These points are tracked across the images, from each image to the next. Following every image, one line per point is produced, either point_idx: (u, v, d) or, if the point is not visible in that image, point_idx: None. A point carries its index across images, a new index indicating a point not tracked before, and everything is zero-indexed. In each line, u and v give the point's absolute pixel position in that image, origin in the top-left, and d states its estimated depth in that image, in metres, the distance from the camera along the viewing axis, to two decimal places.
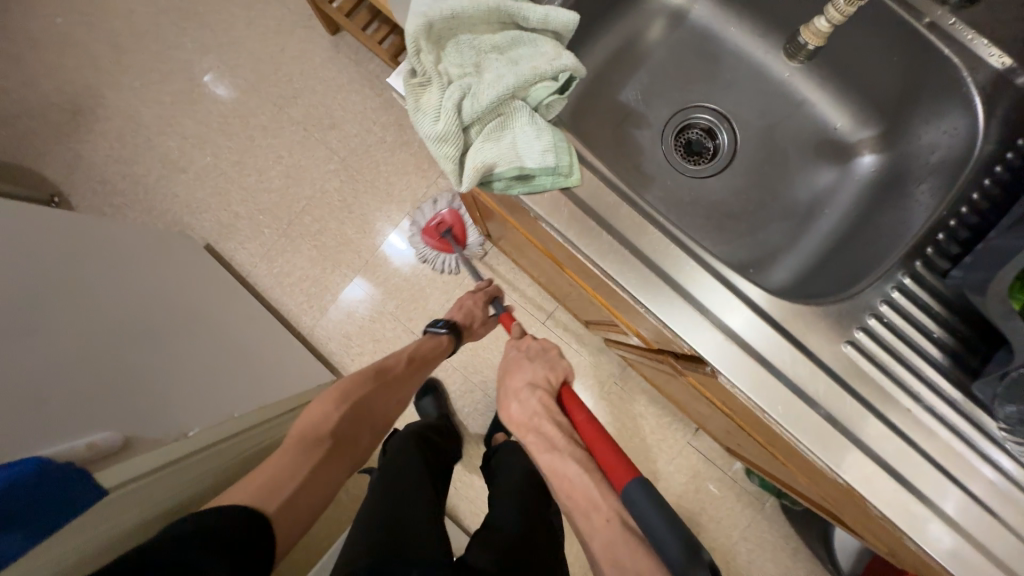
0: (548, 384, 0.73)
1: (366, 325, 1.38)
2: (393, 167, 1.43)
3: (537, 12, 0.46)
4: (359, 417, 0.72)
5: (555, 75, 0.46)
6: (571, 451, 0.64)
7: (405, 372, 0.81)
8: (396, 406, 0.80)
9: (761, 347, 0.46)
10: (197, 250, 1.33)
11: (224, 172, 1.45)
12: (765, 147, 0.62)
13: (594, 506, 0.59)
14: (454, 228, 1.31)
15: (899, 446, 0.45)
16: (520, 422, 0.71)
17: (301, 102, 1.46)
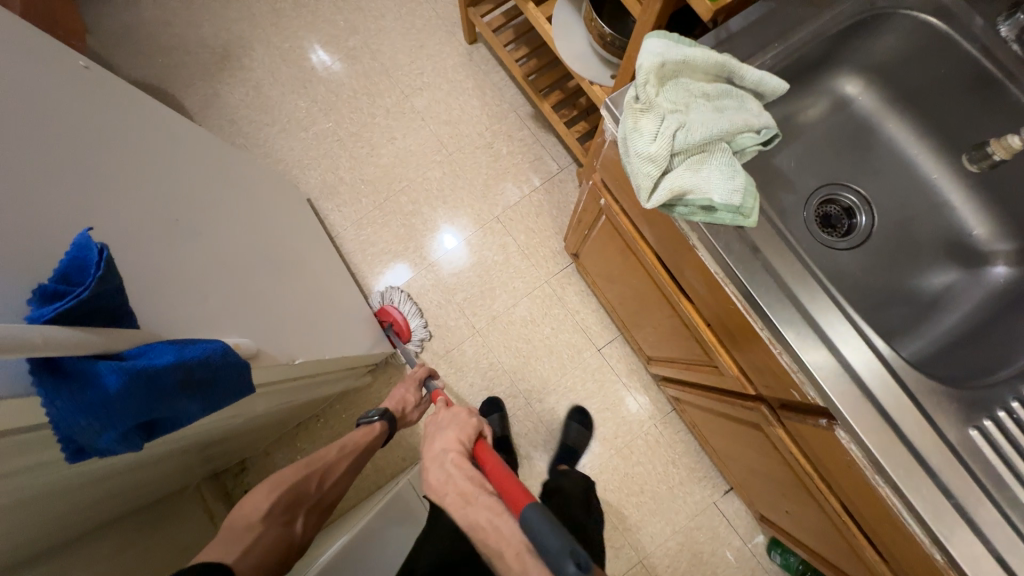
0: (461, 447, 0.72)
1: (432, 309, 1.44)
2: (493, 172, 1.52)
3: (754, 75, 0.53)
4: (294, 504, 0.79)
5: (759, 130, 0.52)
6: (479, 497, 0.61)
7: (335, 458, 0.89)
8: (332, 492, 0.87)
9: (894, 412, 0.50)
10: (302, 201, 1.42)
11: (340, 139, 1.56)
12: (900, 236, 0.67)
13: (501, 539, 0.55)
14: (394, 324, 1.39)
15: (1012, 538, 0.47)
16: (436, 486, 0.66)
17: (425, 94, 1.58)
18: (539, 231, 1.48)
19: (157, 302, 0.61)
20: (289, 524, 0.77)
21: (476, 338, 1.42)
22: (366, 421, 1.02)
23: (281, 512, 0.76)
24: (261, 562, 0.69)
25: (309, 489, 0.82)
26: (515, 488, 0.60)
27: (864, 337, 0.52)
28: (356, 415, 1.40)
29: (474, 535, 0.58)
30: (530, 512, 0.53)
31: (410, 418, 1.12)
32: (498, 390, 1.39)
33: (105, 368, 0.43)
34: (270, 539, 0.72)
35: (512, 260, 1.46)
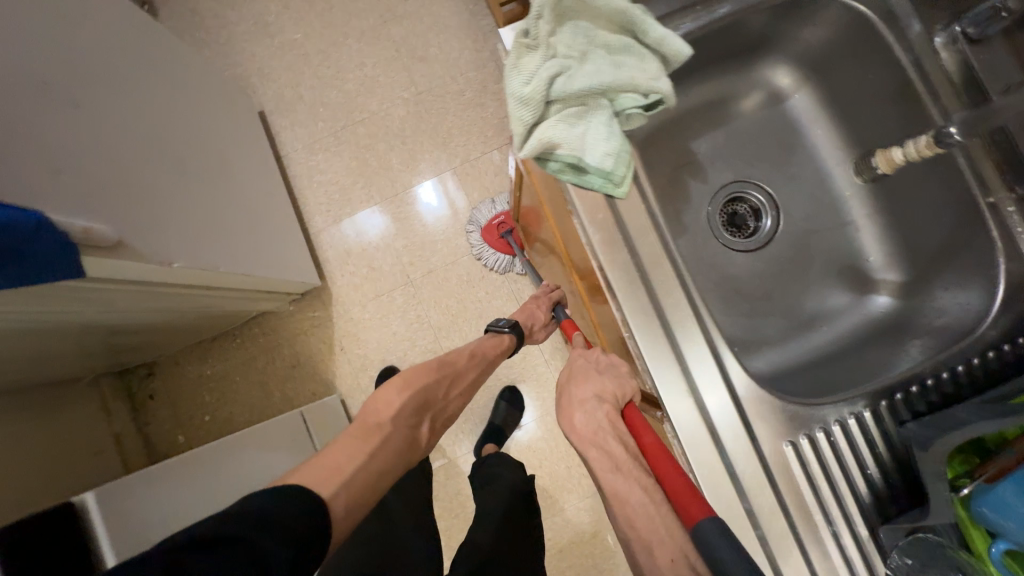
0: (616, 399, 0.55)
1: (370, 250, 1.40)
2: (460, 121, 1.45)
3: (657, 32, 0.48)
4: (421, 407, 0.75)
5: (646, 92, 0.48)
6: (637, 472, 0.48)
7: (465, 367, 0.83)
8: (456, 402, 0.82)
9: (713, 410, 0.49)
10: (251, 112, 1.35)
11: (306, 54, 1.46)
12: (796, 248, 0.65)
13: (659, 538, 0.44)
14: (515, 230, 1.34)
15: (794, 555, 0.47)
16: (582, 435, 0.52)
17: (405, 24, 1.47)
18: (494, 192, 1.42)
19: (6, 159, 0.55)
20: (415, 428, 0.73)
21: (409, 288, 1.39)
22: (495, 325, 0.93)
23: (409, 415, 0.72)
24: (381, 472, 0.64)
25: (438, 396, 0.78)
26: (682, 481, 0.45)
27: (705, 335, 0.50)
28: (273, 341, 1.38)
29: (621, 513, 0.46)
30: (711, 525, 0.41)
31: (534, 340, 0.98)
32: (420, 344, 1.37)
33: None
34: (393, 453, 0.67)
35: (460, 217, 1.42)
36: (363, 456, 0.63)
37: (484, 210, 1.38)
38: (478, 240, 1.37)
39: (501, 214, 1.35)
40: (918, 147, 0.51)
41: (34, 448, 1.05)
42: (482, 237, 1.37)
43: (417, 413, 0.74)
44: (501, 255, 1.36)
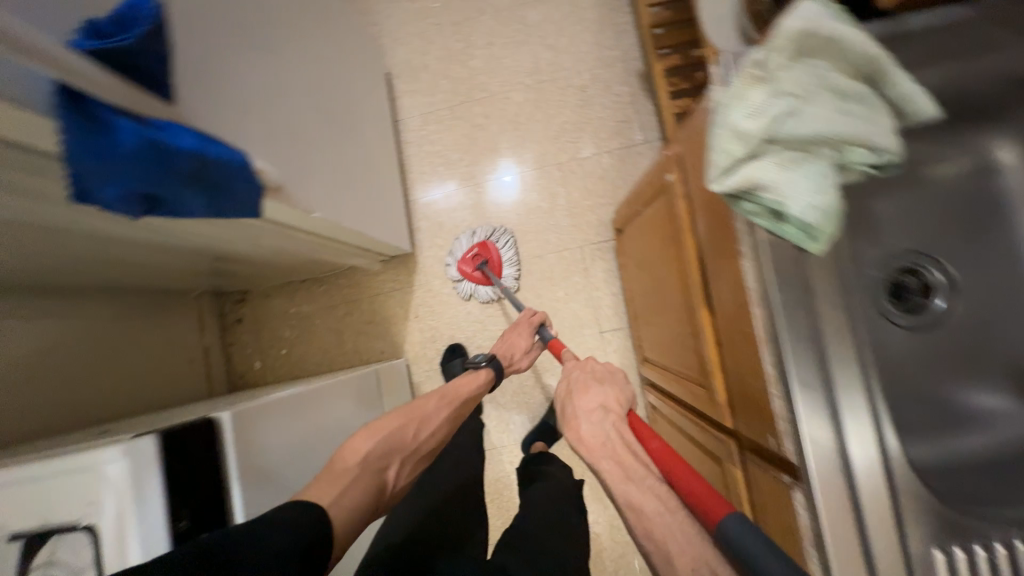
0: (618, 409, 0.66)
1: (461, 228, 1.42)
2: (576, 117, 1.42)
3: (901, 88, 0.45)
4: (390, 450, 0.78)
5: (873, 150, 0.45)
6: (649, 484, 0.53)
7: (433, 408, 0.88)
8: (429, 442, 0.86)
9: (864, 494, 0.46)
10: (379, 74, 1.39)
11: (439, 24, 1.47)
12: (967, 337, 0.59)
13: (673, 540, 0.47)
14: (490, 263, 1.33)
15: None
16: (590, 443, 0.60)
17: (541, 9, 1.45)
18: (594, 195, 1.40)
19: (217, 97, 0.60)
20: (381, 472, 0.75)
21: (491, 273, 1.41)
22: (473, 364, 1.02)
23: (376, 459, 0.75)
24: (356, 509, 0.67)
25: (407, 438, 0.81)
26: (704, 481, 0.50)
27: (871, 412, 0.48)
28: (355, 293, 1.44)
29: (635, 519, 0.51)
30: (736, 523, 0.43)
31: (518, 365, 1.13)
32: (490, 329, 1.39)
33: (126, 126, 0.43)
34: (369, 488, 0.71)
35: (555, 214, 1.40)
36: (338, 492, 0.66)
37: (461, 242, 1.39)
38: (455, 274, 1.37)
39: (475, 247, 1.35)
40: None
41: (124, 348, 1.14)
42: (457, 270, 1.36)
43: (386, 456, 0.77)
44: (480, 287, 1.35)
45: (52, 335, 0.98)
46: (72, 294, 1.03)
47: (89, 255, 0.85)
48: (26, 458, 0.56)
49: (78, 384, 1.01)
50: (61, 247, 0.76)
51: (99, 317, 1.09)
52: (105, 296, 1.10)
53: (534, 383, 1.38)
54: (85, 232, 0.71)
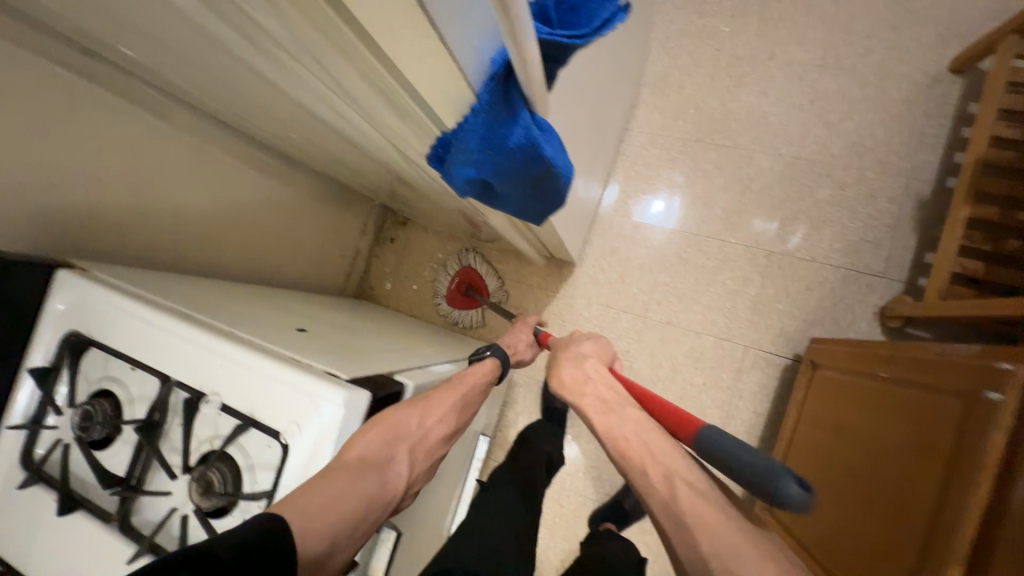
0: (603, 360, 0.71)
1: (630, 261, 1.33)
2: (816, 212, 1.23)
3: None
4: (393, 437, 0.55)
5: None
6: (630, 414, 0.59)
7: (437, 393, 0.65)
8: (438, 430, 0.62)
9: None
10: (634, 78, 1.30)
11: (717, 50, 1.33)
12: None
13: (654, 462, 0.54)
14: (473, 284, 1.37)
15: None
16: (568, 385, 0.66)
17: (841, 80, 1.24)
18: (792, 302, 1.22)
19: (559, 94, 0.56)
20: (387, 465, 0.53)
21: (638, 321, 1.31)
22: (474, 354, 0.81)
23: (375, 452, 0.53)
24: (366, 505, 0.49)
25: (411, 427, 0.58)
26: (673, 406, 0.59)
27: None
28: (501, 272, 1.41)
29: (612, 443, 0.58)
30: (712, 430, 0.52)
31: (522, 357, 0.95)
32: None
33: (522, 122, 0.40)
34: (379, 495, 0.51)
35: (737, 300, 1.25)
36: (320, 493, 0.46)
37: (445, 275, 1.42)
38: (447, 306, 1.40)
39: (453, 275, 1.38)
40: None
41: (305, 226, 1.22)
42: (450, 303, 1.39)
43: (390, 444, 0.55)
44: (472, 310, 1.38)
45: (269, 195, 1.06)
46: (295, 164, 1.10)
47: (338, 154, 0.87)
48: (246, 338, 0.59)
49: (268, 242, 1.11)
50: (327, 144, 0.78)
51: (303, 194, 1.16)
52: (314, 176, 1.17)
53: None
54: (355, 144, 0.71)
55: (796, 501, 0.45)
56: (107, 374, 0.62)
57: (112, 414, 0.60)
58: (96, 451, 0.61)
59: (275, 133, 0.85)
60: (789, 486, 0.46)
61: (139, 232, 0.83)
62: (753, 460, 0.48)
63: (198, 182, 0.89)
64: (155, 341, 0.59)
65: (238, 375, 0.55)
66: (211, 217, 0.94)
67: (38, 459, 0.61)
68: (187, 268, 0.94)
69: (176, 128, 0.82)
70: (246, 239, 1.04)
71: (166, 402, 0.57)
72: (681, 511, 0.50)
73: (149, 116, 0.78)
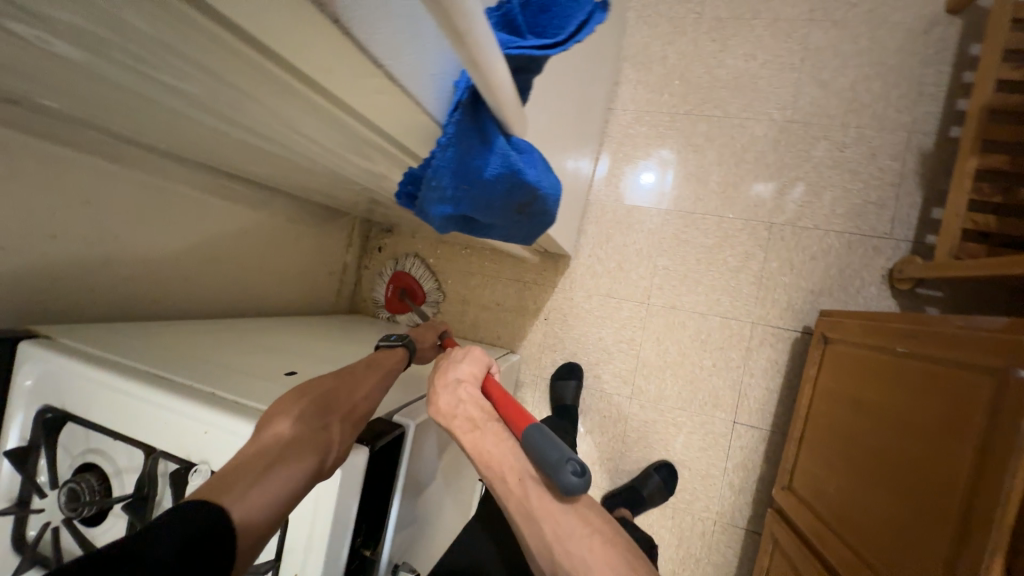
0: (475, 378, 0.68)
1: (627, 248, 1.29)
2: (815, 177, 1.18)
3: None
4: (325, 409, 0.52)
5: None
6: (491, 426, 0.62)
7: (359, 370, 0.61)
8: (369, 403, 0.57)
9: None
10: (613, 54, 1.22)
11: (699, 14, 1.25)
12: None
13: (505, 467, 0.58)
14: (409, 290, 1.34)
15: None
16: (443, 412, 0.64)
17: (832, 33, 1.17)
18: (797, 274, 1.18)
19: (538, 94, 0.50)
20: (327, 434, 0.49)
21: (640, 308, 1.27)
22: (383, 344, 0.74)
23: (310, 420, 0.49)
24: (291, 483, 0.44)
25: (345, 398, 0.55)
26: (516, 405, 0.62)
27: None
28: (495, 271, 1.38)
29: (478, 458, 0.60)
30: (537, 429, 0.56)
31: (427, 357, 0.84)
32: (613, 363, 1.28)
33: (498, 145, 0.35)
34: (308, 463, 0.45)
35: (740, 277, 1.21)
36: (261, 467, 0.43)
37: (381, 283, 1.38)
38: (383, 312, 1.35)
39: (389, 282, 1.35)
40: None
41: (285, 249, 1.16)
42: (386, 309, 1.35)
43: (324, 413, 0.51)
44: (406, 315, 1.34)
45: (241, 222, 1.00)
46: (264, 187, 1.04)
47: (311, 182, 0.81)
48: (227, 398, 0.55)
49: (247, 271, 1.06)
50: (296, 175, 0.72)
51: (277, 217, 1.10)
52: (289, 198, 1.11)
53: (636, 439, 1.27)
54: (322, 172, 0.66)
55: (574, 490, 0.51)
56: (88, 447, 0.58)
57: (100, 489, 0.57)
58: (88, 527, 0.58)
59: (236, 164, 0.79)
60: (567, 477, 0.52)
61: (103, 283, 0.78)
62: (548, 453, 0.53)
63: (162, 221, 0.83)
64: (132, 410, 0.55)
65: (222, 440, 0.51)
66: (181, 256, 0.89)
67: (29, 542, 0.57)
68: (161, 312, 0.89)
69: (128, 169, 0.76)
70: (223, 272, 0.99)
71: (153, 472, 0.53)
72: (531, 507, 0.55)
73: (98, 160, 0.72)
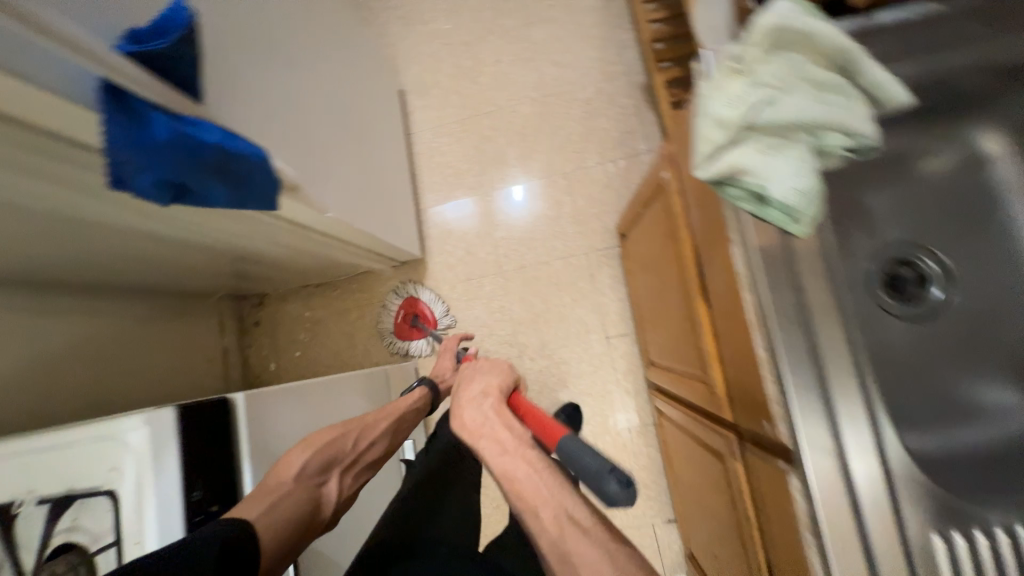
0: (501, 392, 0.64)
1: (469, 235, 1.47)
2: (581, 129, 1.47)
3: (836, 97, 0.48)
4: (329, 462, 0.65)
5: (816, 131, 0.47)
6: (525, 451, 0.51)
7: (373, 418, 0.74)
8: (370, 453, 0.72)
9: (864, 497, 0.45)
10: (394, 91, 1.46)
11: (450, 44, 1.56)
12: (965, 329, 0.58)
13: (540, 497, 0.46)
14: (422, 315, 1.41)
15: None
16: (469, 428, 0.57)
17: (547, 28, 1.52)
18: (601, 203, 1.43)
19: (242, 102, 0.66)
20: (320, 488, 0.64)
21: (498, 278, 1.43)
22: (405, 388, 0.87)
23: (314, 474, 0.63)
24: (291, 525, 0.57)
25: (348, 449, 0.68)
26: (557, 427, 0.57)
27: (870, 423, 0.47)
28: (367, 299, 1.48)
29: (508, 488, 0.48)
30: (570, 440, 0.53)
31: None
32: (497, 333, 1.41)
33: (159, 119, 0.48)
34: (305, 509, 0.60)
35: (561, 222, 1.43)
36: (266, 506, 0.56)
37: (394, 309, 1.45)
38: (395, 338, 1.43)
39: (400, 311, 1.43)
40: None
41: (144, 347, 1.17)
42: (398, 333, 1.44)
43: (326, 468, 0.65)
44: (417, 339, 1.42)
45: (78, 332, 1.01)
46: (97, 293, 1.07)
47: (128, 258, 0.89)
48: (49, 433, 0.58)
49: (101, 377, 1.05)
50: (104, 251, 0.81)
51: (124, 318, 1.12)
52: (134, 299, 1.16)
53: (539, 389, 1.38)
54: (109, 231, 0.74)
55: (617, 502, 0.46)
56: None
57: None
58: None
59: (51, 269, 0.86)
60: (610, 486, 0.47)
61: None
62: (586, 463, 0.49)
63: None
64: None
65: (42, 464, 0.54)
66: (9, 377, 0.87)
67: None
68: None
69: None
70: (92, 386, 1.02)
71: None
72: (569, 552, 0.43)
73: None
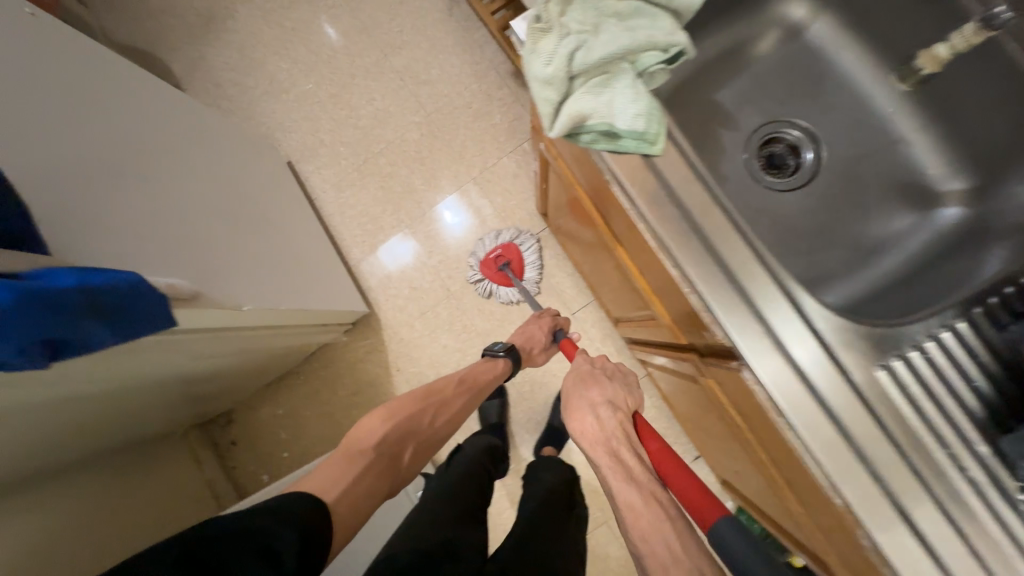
0: (629, 407, 0.63)
1: (408, 270, 1.45)
2: (472, 133, 1.48)
3: (640, 19, 0.50)
4: (405, 436, 0.73)
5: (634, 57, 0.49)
6: (649, 486, 0.51)
7: (445, 388, 0.82)
8: (441, 429, 0.80)
9: (804, 359, 0.48)
10: (280, 163, 1.44)
11: (320, 101, 1.55)
12: (845, 176, 0.63)
13: (669, 551, 0.45)
14: (511, 264, 1.37)
15: (925, 444, 0.46)
16: (591, 436, 0.59)
17: (403, 54, 1.54)
18: (517, 193, 1.45)
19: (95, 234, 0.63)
20: (395, 459, 0.71)
21: (451, 300, 1.42)
22: (490, 354, 0.96)
23: (390, 445, 0.71)
24: (369, 495, 0.64)
25: (421, 425, 0.76)
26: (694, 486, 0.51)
27: (786, 296, 0.49)
28: (333, 370, 1.44)
29: (631, 524, 0.48)
30: (727, 523, 0.46)
31: (534, 360, 1.04)
32: (471, 352, 1.40)
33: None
34: (379, 487, 0.66)
35: (488, 224, 1.44)
36: (348, 481, 0.63)
37: (483, 244, 1.40)
38: (478, 275, 1.38)
39: (497, 248, 1.37)
40: (965, 36, 0.50)
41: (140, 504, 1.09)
42: (479, 270, 1.38)
43: (401, 440, 0.73)
44: (500, 288, 1.37)
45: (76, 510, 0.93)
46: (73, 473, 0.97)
47: (66, 435, 0.84)
48: None
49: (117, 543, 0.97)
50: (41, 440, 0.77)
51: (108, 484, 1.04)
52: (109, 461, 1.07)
53: None
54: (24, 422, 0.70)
55: None
56: None
57: None
58: None
59: (13, 482, 0.82)
60: None
61: None
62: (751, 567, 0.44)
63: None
64: None
65: None
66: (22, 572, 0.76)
67: None
68: None
69: None
70: (121, 518, 1.01)
71: None
72: None
73: None
